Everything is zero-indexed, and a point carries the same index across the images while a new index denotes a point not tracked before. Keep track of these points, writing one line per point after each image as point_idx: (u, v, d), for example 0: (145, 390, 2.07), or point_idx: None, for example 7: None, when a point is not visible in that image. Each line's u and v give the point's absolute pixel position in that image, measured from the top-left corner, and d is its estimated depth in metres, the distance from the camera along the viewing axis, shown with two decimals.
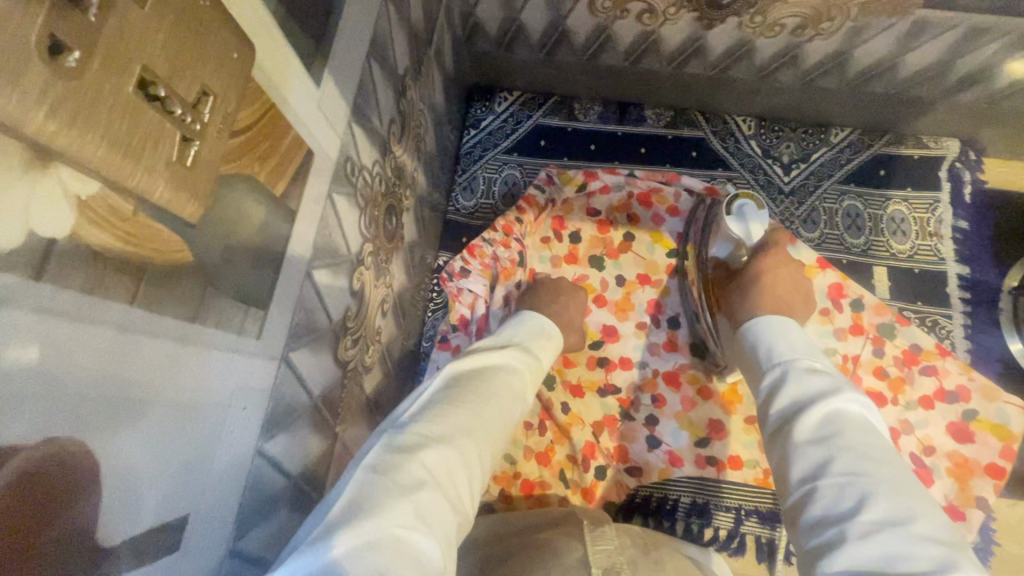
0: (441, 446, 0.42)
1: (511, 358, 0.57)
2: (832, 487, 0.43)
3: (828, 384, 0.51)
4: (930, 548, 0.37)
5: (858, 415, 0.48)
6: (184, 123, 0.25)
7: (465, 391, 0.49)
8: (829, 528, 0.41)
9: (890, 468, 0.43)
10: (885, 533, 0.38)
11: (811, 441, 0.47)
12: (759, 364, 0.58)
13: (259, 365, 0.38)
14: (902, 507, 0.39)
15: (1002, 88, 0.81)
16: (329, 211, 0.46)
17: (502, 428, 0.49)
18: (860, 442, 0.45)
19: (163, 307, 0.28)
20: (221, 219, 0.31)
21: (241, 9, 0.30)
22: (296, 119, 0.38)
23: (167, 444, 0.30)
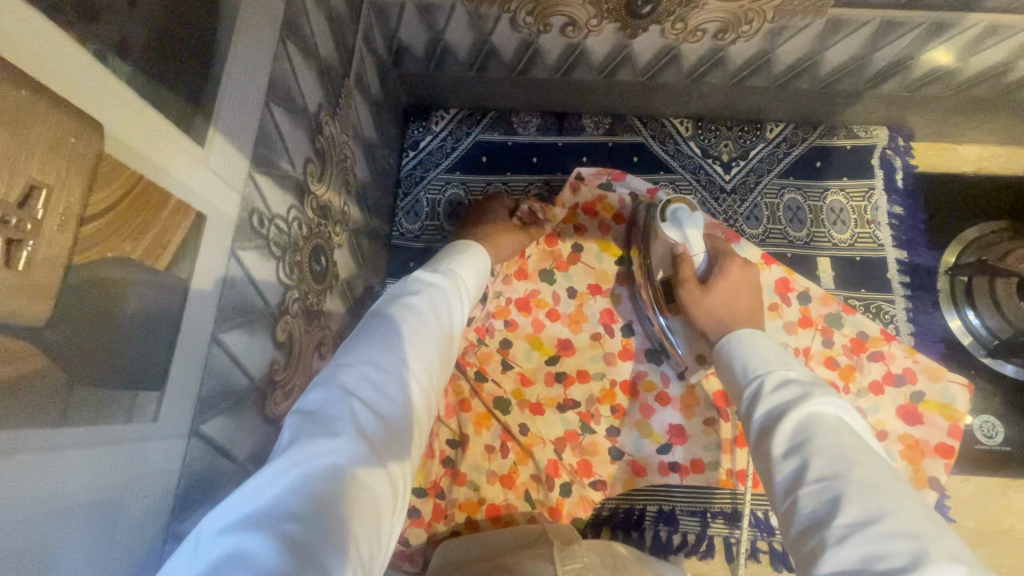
0: (366, 370, 0.47)
1: (431, 277, 0.61)
2: (811, 495, 0.42)
3: (799, 390, 0.49)
4: (901, 545, 0.36)
5: (832, 417, 0.47)
6: (10, 227, 0.24)
7: (386, 319, 0.53)
8: (812, 536, 0.40)
9: (864, 465, 0.41)
10: (860, 535, 0.37)
11: (786, 451, 0.45)
12: (735, 377, 0.56)
13: (161, 447, 0.36)
14: (874, 506, 0.39)
15: (920, 76, 0.83)
16: (235, 269, 0.44)
17: (434, 340, 0.55)
18: (831, 445, 0.43)
19: (15, 420, 0.26)
20: (85, 310, 0.29)
21: (80, 87, 0.27)
22: (176, 185, 0.36)
23: (44, 561, 0.28)
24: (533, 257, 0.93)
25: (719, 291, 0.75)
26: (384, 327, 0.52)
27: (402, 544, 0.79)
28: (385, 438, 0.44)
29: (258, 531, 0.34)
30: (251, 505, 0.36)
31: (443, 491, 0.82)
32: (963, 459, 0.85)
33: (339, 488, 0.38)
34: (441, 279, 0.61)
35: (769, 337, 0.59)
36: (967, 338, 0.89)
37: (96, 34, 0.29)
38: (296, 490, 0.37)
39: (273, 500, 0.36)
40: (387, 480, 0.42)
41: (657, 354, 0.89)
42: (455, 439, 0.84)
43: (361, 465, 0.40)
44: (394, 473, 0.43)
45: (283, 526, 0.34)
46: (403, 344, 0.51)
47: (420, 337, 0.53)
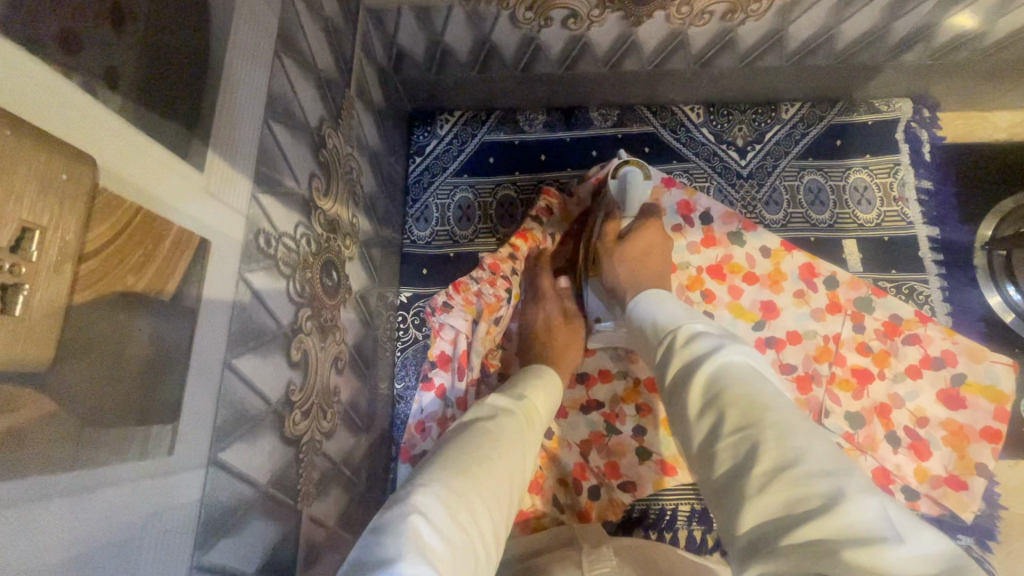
0: (435, 491, 0.42)
1: (507, 403, 0.58)
2: (727, 448, 0.39)
3: (710, 342, 0.49)
4: (819, 482, 0.33)
5: (741, 364, 0.46)
6: (10, 271, 0.23)
7: (461, 443, 0.50)
8: (733, 485, 0.37)
9: (778, 411, 0.39)
10: (778, 481, 0.35)
11: (699, 409, 0.44)
12: (649, 342, 0.56)
13: (180, 479, 0.36)
14: (790, 448, 0.36)
15: (944, 44, 0.80)
16: (245, 293, 0.43)
17: (507, 470, 0.50)
18: (742, 396, 0.42)
19: (25, 467, 0.25)
20: (92, 346, 0.28)
21: (70, 122, 0.27)
22: (177, 211, 0.35)
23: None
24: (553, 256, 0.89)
25: (635, 250, 0.75)
26: (457, 450, 0.48)
27: None
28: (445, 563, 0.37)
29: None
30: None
31: None
32: (1012, 443, 0.81)
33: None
34: (516, 404, 0.58)
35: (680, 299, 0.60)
36: (1009, 315, 0.84)
37: (82, 65, 0.28)
38: None
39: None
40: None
41: None
42: None
43: None
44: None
45: None
46: (473, 465, 0.47)
47: (487, 457, 0.48)
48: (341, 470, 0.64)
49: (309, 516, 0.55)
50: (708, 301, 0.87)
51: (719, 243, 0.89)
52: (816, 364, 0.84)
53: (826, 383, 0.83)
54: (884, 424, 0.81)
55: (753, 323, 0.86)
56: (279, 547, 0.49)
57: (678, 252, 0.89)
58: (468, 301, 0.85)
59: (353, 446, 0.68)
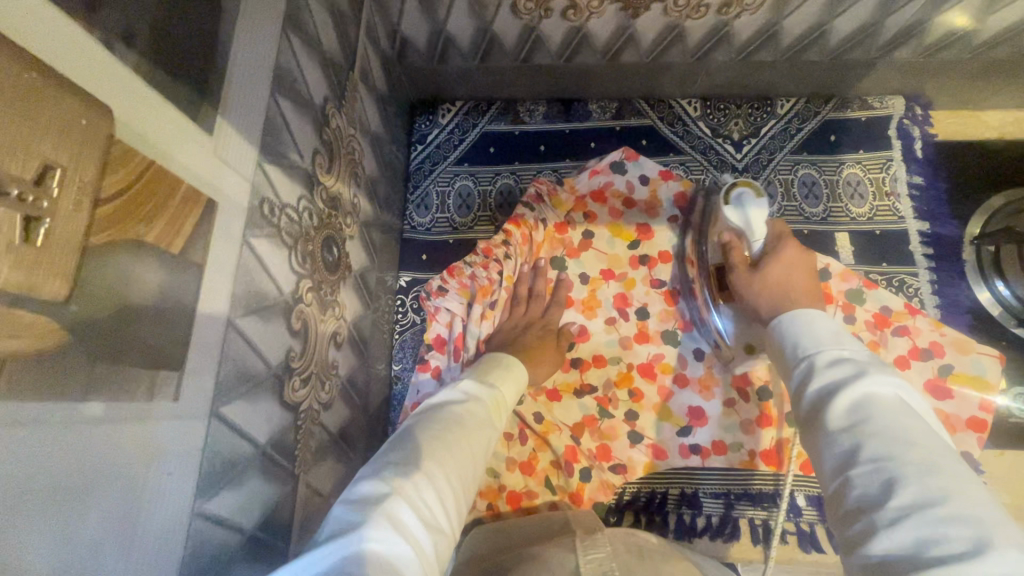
0: (405, 472, 0.44)
1: (477, 391, 0.58)
2: (860, 476, 0.38)
3: (853, 367, 0.46)
4: (964, 528, 0.32)
5: (892, 399, 0.42)
6: (28, 203, 0.24)
7: (430, 426, 0.51)
8: (861, 515, 0.37)
9: (926, 450, 0.38)
10: (915, 516, 0.34)
11: (841, 429, 0.42)
12: (785, 360, 0.53)
13: (183, 427, 0.37)
14: (934, 487, 0.35)
15: (935, 41, 0.82)
16: (249, 257, 0.45)
17: (475, 454, 0.51)
18: (889, 427, 0.40)
19: (38, 393, 0.26)
20: (105, 286, 0.30)
21: (91, 73, 0.29)
22: (185, 171, 0.36)
23: (53, 535, 0.27)
24: (543, 243, 0.91)
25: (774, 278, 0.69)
26: (427, 432, 0.49)
27: None
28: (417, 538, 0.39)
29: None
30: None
31: None
32: (998, 433, 0.82)
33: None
34: (484, 392, 0.59)
35: (828, 317, 0.53)
36: (997, 309, 0.86)
37: (101, 22, 0.30)
38: None
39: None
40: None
41: (672, 336, 0.88)
42: None
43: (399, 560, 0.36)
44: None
45: None
46: (442, 450, 0.48)
47: (460, 445, 0.50)
48: (338, 442, 0.65)
49: (306, 483, 0.56)
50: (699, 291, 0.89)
51: None
52: None
53: None
54: None
55: None
56: (277, 507, 0.51)
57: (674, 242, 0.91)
58: (462, 286, 0.88)
59: (350, 421, 0.70)
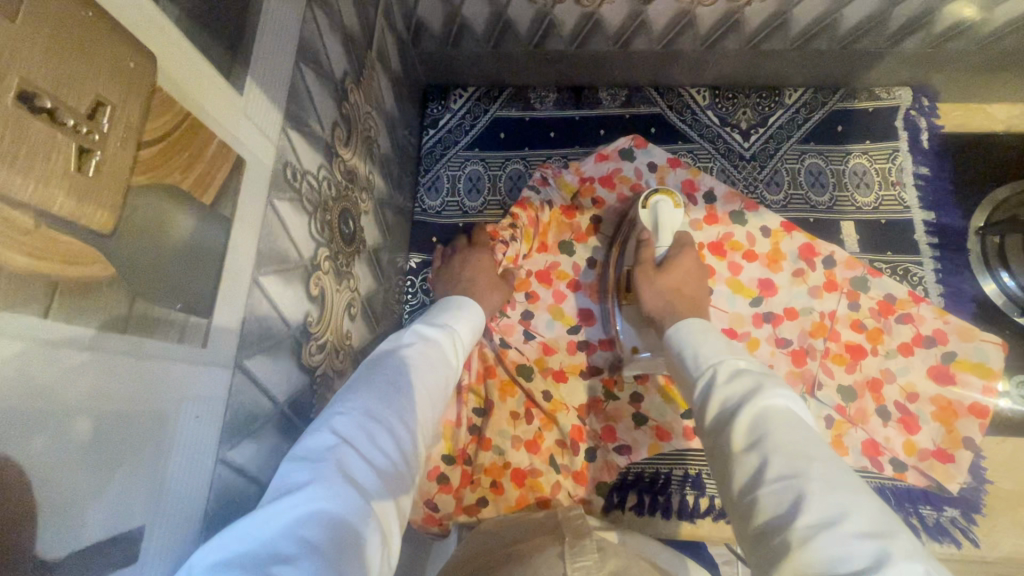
0: (361, 419, 0.45)
1: (432, 333, 0.60)
2: (771, 494, 0.41)
3: (752, 381, 0.50)
4: (862, 545, 0.36)
5: (785, 410, 0.47)
6: (80, 134, 0.26)
7: (385, 371, 0.52)
8: (776, 533, 0.40)
9: (819, 464, 0.42)
10: (821, 536, 0.37)
11: (744, 448, 0.46)
12: (687, 373, 0.58)
13: (210, 373, 0.38)
14: (833, 504, 0.38)
15: (943, 31, 0.83)
16: (272, 218, 0.46)
17: (428, 395, 0.54)
18: (789, 442, 0.43)
19: (85, 318, 0.28)
20: (144, 227, 0.32)
21: (138, 21, 0.30)
22: (218, 126, 0.38)
23: (92, 458, 0.29)
24: (547, 225, 0.93)
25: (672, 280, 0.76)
26: (382, 377, 0.51)
27: (432, 509, 0.80)
28: (371, 485, 0.42)
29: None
30: (243, 546, 0.34)
31: (471, 458, 0.84)
32: (1000, 420, 0.83)
33: (334, 543, 0.36)
34: (439, 334, 0.61)
35: (719, 336, 0.60)
36: (1000, 299, 0.87)
37: None
38: (287, 535, 0.35)
39: (264, 545, 0.34)
40: (374, 532, 0.39)
41: None
42: (480, 407, 0.86)
43: (355, 511, 0.39)
44: (385, 523, 0.41)
45: None
46: (394, 395, 0.49)
47: (416, 389, 0.52)
48: None
49: None
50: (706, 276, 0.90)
51: (720, 222, 0.92)
52: (811, 339, 0.86)
53: (820, 357, 0.85)
54: (875, 399, 0.83)
55: (750, 299, 0.89)
56: None
57: None
58: None
59: None
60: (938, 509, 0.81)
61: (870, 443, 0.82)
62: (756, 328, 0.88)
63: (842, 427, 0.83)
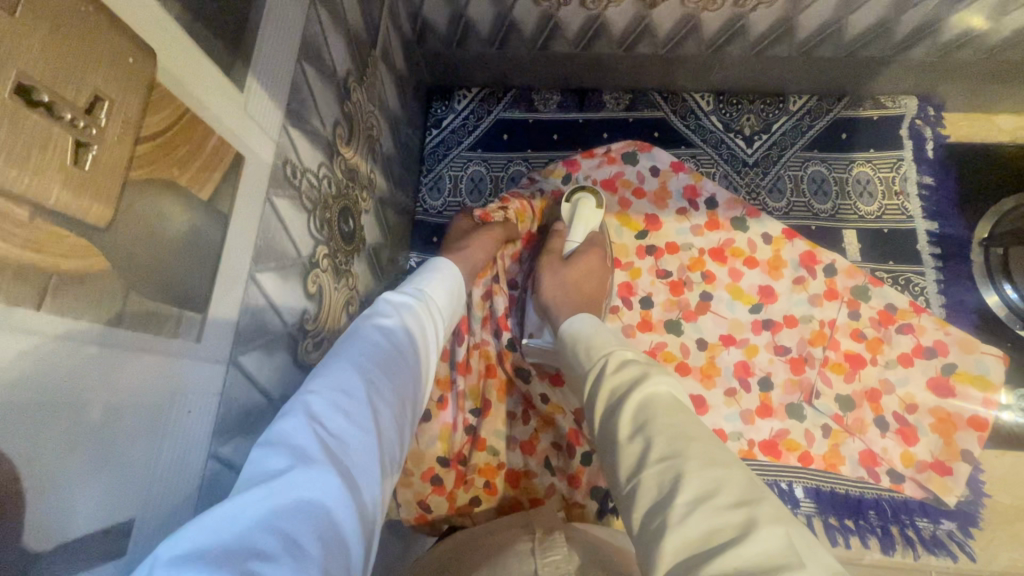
0: (334, 397, 0.44)
1: (409, 305, 0.60)
2: (653, 476, 0.43)
3: (638, 370, 0.54)
4: (733, 515, 0.39)
5: (668, 396, 0.50)
6: (78, 128, 0.26)
7: (362, 349, 0.50)
8: (655, 514, 0.41)
9: (698, 442, 0.45)
10: (698, 512, 0.39)
11: (627, 437, 0.48)
12: (584, 365, 0.61)
13: (204, 369, 0.39)
14: (709, 480, 0.41)
15: (950, 40, 0.82)
16: (271, 215, 0.47)
17: (405, 368, 0.53)
18: (667, 426, 0.46)
19: (78, 312, 0.28)
20: (140, 223, 0.32)
21: (137, 18, 0.30)
22: (216, 123, 0.38)
23: (85, 450, 0.29)
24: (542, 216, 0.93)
25: (576, 274, 0.80)
26: (359, 356, 0.49)
27: (425, 509, 0.81)
28: (350, 465, 0.41)
29: (217, 567, 0.30)
30: (224, 532, 0.32)
31: (466, 458, 0.83)
32: (1000, 434, 0.83)
33: (320, 533, 0.35)
34: (412, 306, 0.60)
35: (609, 333, 0.64)
36: (1002, 310, 0.86)
37: None
38: (264, 522, 0.34)
39: (246, 533, 0.33)
40: (355, 513, 0.39)
41: (675, 325, 0.89)
42: (476, 407, 0.86)
43: (335, 494, 0.38)
44: (366, 506, 0.41)
45: (251, 562, 0.31)
46: (370, 372, 0.48)
47: (394, 368, 0.51)
48: None
49: None
50: (707, 282, 0.90)
51: (722, 228, 0.92)
52: (810, 347, 0.86)
53: (819, 365, 0.85)
54: (873, 409, 0.83)
55: (750, 306, 0.89)
56: None
57: (681, 234, 0.92)
58: None
59: None
60: (936, 522, 0.80)
61: (868, 453, 0.81)
62: (755, 335, 0.87)
63: (839, 436, 0.82)
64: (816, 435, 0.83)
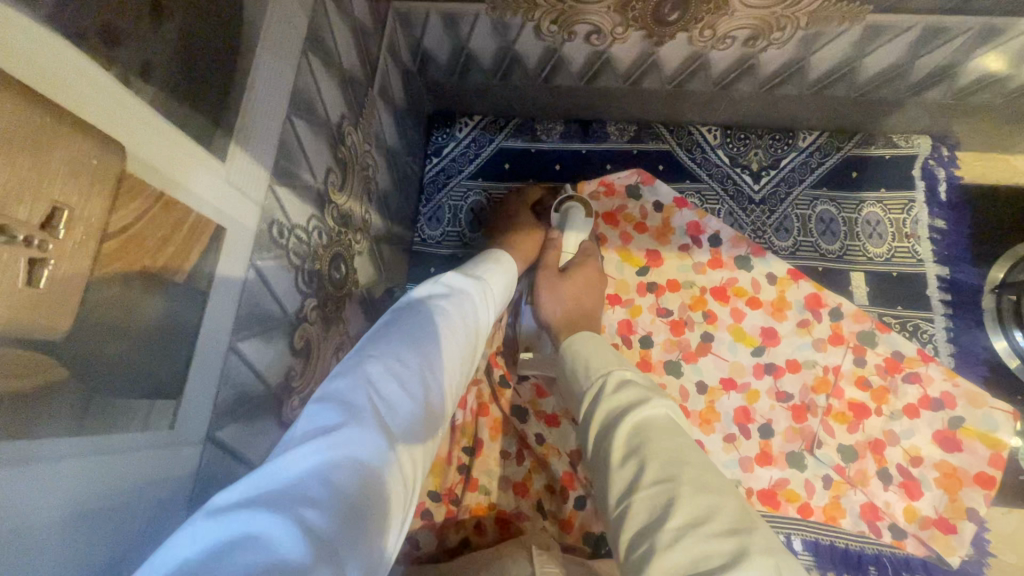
0: (393, 364, 0.42)
1: (463, 283, 0.57)
2: (644, 499, 0.41)
3: (637, 393, 0.50)
4: (725, 542, 0.36)
5: (665, 421, 0.48)
6: (33, 246, 0.25)
7: (418, 317, 0.49)
8: (642, 539, 0.39)
9: (693, 466, 0.42)
10: (689, 536, 0.37)
11: (621, 460, 0.45)
12: (579, 380, 0.58)
13: (175, 454, 0.37)
14: (701, 506, 0.39)
15: (968, 84, 0.79)
16: (254, 281, 0.45)
17: (459, 346, 0.51)
18: (663, 449, 0.44)
19: (34, 430, 0.27)
20: (107, 324, 0.30)
21: (104, 115, 0.29)
22: (195, 201, 0.36)
23: (46, 568, 0.28)
24: None
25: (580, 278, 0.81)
26: (414, 324, 0.48)
27: (413, 546, 0.75)
28: (401, 436, 0.39)
29: (270, 517, 0.29)
30: (274, 483, 0.31)
31: (458, 498, 0.80)
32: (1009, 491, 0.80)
33: (366, 495, 0.33)
34: (471, 287, 0.58)
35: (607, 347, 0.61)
36: (1014, 361, 0.83)
37: (120, 58, 0.30)
38: (318, 477, 0.32)
39: (297, 482, 0.31)
40: (399, 485, 0.37)
41: (676, 367, 0.86)
42: (469, 445, 0.84)
43: (385, 461, 0.36)
44: (406, 479, 0.39)
45: (304, 515, 0.29)
46: (427, 344, 0.46)
47: (448, 344, 0.49)
48: None
49: None
50: (709, 322, 0.88)
51: (724, 266, 0.90)
52: (813, 394, 0.84)
53: (821, 414, 0.83)
54: (877, 461, 0.80)
55: (753, 348, 0.86)
56: None
57: (683, 271, 0.90)
58: None
59: None
60: None
61: (869, 506, 0.79)
62: (757, 379, 0.85)
63: (841, 487, 0.80)
64: (817, 486, 0.80)
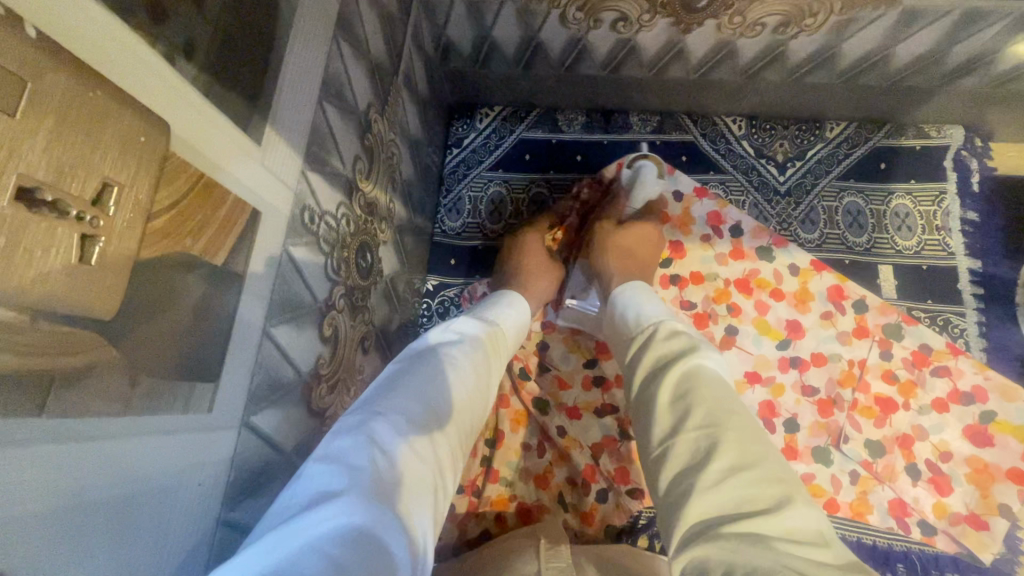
0: (396, 422, 0.41)
1: (469, 329, 0.57)
2: (689, 441, 0.42)
3: (687, 341, 0.50)
4: (772, 488, 0.37)
5: (716, 370, 0.47)
6: (85, 222, 0.25)
7: (422, 368, 0.48)
8: (682, 481, 0.40)
9: (740, 416, 0.42)
10: (733, 480, 0.38)
11: (670, 404, 0.45)
12: (626, 329, 0.58)
13: (215, 436, 0.37)
14: (749, 453, 0.39)
15: (1004, 72, 0.77)
16: (286, 265, 0.45)
17: (467, 395, 0.50)
18: (713, 397, 0.44)
19: (81, 407, 0.27)
20: (151, 303, 0.30)
21: (149, 93, 0.29)
22: (233, 182, 0.36)
23: (95, 545, 0.28)
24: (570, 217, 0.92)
25: (624, 241, 0.80)
26: (417, 375, 0.47)
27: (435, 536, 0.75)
28: (405, 498, 0.37)
29: None
30: (271, 557, 0.30)
31: (479, 489, 0.80)
32: None
33: (371, 564, 0.31)
34: (479, 331, 0.57)
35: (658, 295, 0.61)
36: None
37: (164, 35, 0.30)
38: (316, 550, 0.30)
39: (296, 556, 0.30)
40: (407, 551, 0.35)
41: None
42: (491, 437, 0.84)
43: (389, 526, 0.34)
44: (417, 541, 0.36)
45: None
46: (431, 396, 0.46)
47: (454, 394, 0.48)
48: None
49: None
50: (733, 315, 0.87)
51: (746, 257, 0.88)
52: (839, 388, 0.82)
53: (847, 409, 0.81)
54: (904, 455, 0.79)
55: (777, 342, 0.85)
56: None
57: (705, 263, 0.89)
58: None
59: None
60: None
61: (897, 502, 0.78)
62: (781, 373, 0.84)
63: (867, 483, 0.78)
64: (843, 481, 0.79)
